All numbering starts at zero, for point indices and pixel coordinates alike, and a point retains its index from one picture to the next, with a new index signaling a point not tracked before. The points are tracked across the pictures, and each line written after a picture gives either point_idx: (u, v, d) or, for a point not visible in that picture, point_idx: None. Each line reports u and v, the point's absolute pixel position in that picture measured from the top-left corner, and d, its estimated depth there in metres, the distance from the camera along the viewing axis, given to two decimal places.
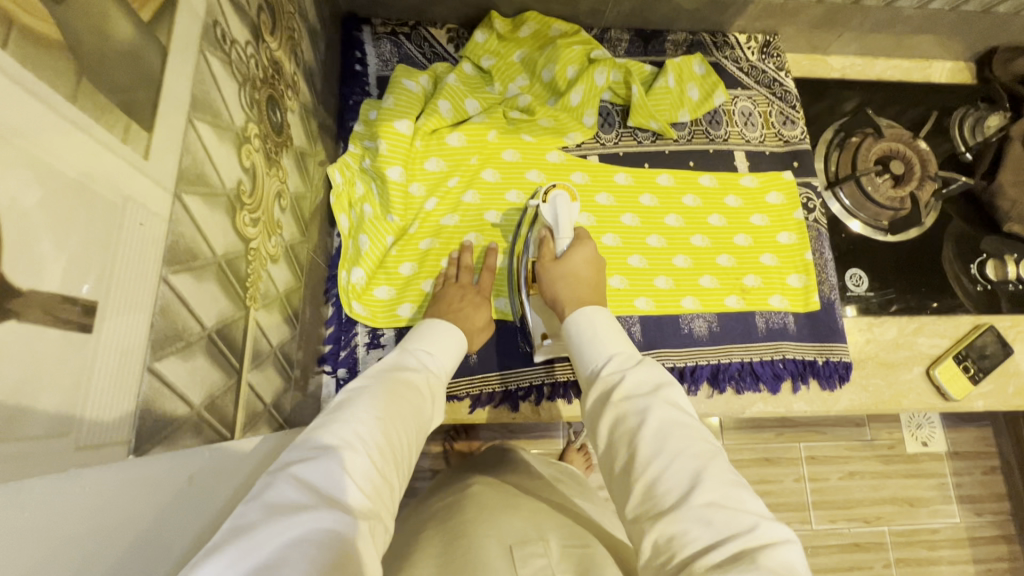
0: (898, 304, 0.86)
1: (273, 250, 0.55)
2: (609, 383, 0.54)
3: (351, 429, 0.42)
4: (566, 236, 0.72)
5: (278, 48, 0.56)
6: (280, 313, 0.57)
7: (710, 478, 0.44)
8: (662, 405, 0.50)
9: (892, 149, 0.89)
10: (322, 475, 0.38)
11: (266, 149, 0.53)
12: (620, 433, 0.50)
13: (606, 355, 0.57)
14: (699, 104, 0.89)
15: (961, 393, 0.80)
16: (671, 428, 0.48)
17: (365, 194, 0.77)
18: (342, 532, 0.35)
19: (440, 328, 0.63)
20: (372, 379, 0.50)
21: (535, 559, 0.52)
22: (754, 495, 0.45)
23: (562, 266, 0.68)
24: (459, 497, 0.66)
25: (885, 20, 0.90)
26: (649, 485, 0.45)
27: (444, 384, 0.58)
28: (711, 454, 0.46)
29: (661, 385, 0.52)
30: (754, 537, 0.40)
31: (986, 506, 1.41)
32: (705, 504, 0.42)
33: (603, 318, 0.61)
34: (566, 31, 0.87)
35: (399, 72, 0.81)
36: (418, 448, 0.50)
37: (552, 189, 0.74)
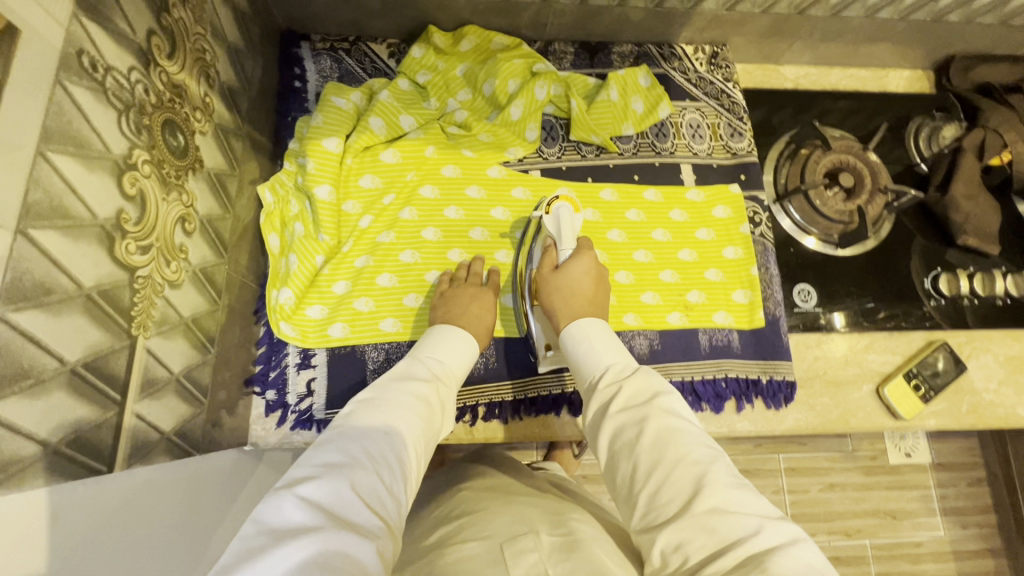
0: (885, 311, 0.84)
1: (174, 275, 0.54)
2: (606, 396, 0.54)
3: (358, 446, 0.46)
4: (569, 246, 0.73)
5: (180, 72, 0.55)
6: (185, 339, 0.56)
7: (712, 483, 0.44)
8: (658, 412, 0.50)
9: (842, 161, 0.89)
10: (328, 495, 0.41)
11: (162, 174, 0.52)
12: (622, 443, 0.50)
13: (603, 366, 0.57)
14: (644, 117, 0.87)
15: (910, 413, 0.78)
16: (672, 435, 0.48)
17: (299, 212, 0.76)
18: (349, 552, 0.38)
19: (455, 336, 0.64)
20: (379, 392, 0.53)
21: (526, 555, 0.49)
22: (760, 495, 0.45)
23: (560, 277, 0.68)
24: (438, 513, 0.64)
25: (835, 29, 0.88)
26: (651, 496, 0.46)
27: (453, 391, 0.59)
28: (712, 457, 0.47)
29: (656, 394, 0.52)
30: (761, 541, 0.41)
31: (972, 518, 1.38)
32: (710, 511, 0.43)
33: (599, 330, 0.61)
34: (507, 44, 0.86)
35: (330, 88, 0.80)
36: (427, 456, 0.52)
37: (553, 203, 0.75)
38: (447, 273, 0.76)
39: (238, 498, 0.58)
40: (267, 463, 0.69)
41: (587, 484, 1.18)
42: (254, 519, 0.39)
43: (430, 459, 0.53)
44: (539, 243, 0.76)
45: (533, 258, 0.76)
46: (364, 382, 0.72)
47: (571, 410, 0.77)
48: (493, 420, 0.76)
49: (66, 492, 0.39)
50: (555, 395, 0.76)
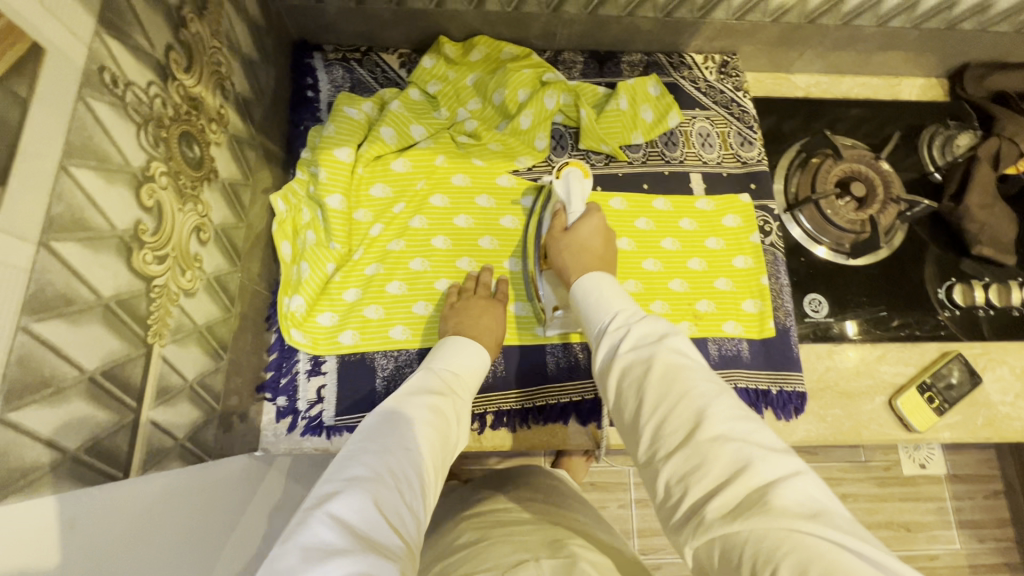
0: (898, 320, 0.84)
1: (189, 284, 0.55)
2: (613, 337, 0.53)
3: (381, 462, 0.46)
4: (578, 208, 0.73)
5: (197, 85, 0.56)
6: (199, 347, 0.57)
7: (716, 415, 0.43)
8: (665, 351, 0.49)
9: (854, 170, 0.87)
10: (356, 513, 0.41)
11: (178, 186, 0.53)
12: (628, 380, 0.49)
13: (611, 310, 0.57)
14: (653, 125, 0.87)
15: (924, 425, 0.77)
16: (678, 370, 0.47)
17: (311, 220, 0.77)
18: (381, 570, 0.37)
19: (467, 347, 0.65)
20: (401, 407, 0.53)
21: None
22: (766, 428, 0.43)
23: (570, 237, 0.69)
24: (442, 547, 0.64)
25: (846, 38, 0.88)
26: (655, 430, 0.45)
27: (467, 404, 0.60)
28: (720, 391, 0.45)
29: (664, 333, 0.51)
30: (765, 471, 0.39)
31: (989, 532, 1.35)
32: (713, 440, 0.41)
33: (608, 282, 0.61)
34: (517, 54, 0.86)
35: (342, 98, 0.81)
36: (442, 473, 0.52)
37: (564, 168, 0.75)
38: (456, 284, 0.77)
39: (250, 504, 0.59)
40: (275, 468, 0.70)
41: (596, 491, 1.17)
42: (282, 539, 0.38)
43: (445, 476, 0.53)
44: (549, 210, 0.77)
45: (544, 222, 0.77)
46: (374, 389, 0.73)
47: (579, 418, 0.77)
48: (501, 429, 0.76)
49: (79, 497, 0.40)
50: (563, 404, 0.76)
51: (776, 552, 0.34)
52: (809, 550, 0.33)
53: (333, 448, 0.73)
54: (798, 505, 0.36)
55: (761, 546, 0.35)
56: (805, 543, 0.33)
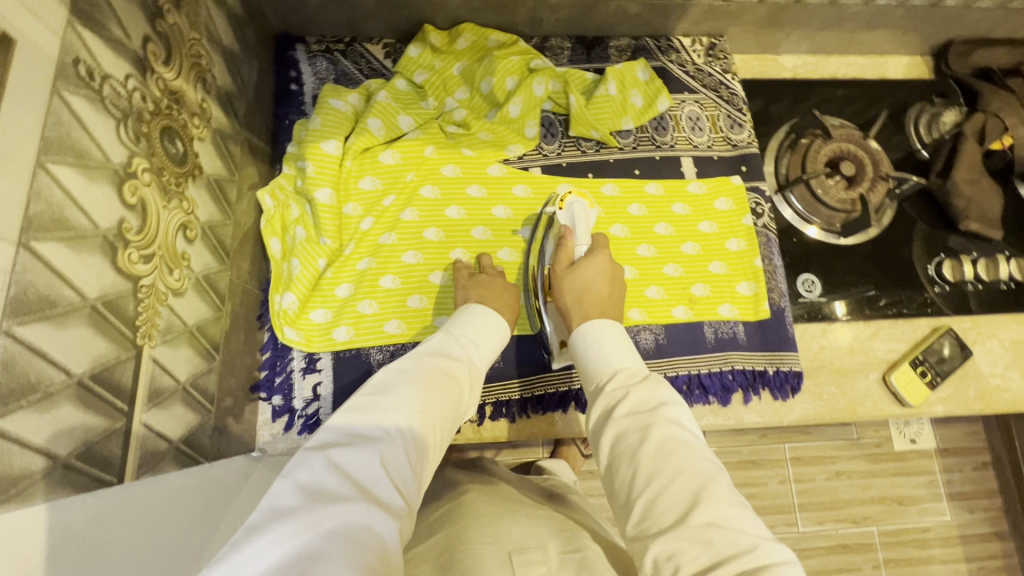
0: (887, 299, 0.84)
1: (178, 283, 0.54)
2: (612, 400, 0.56)
3: (392, 420, 0.48)
4: (584, 243, 0.73)
5: (177, 78, 0.54)
6: (190, 347, 0.56)
7: (711, 497, 0.46)
8: (664, 423, 0.51)
9: (842, 150, 0.88)
10: (359, 466, 0.43)
11: (162, 182, 0.51)
12: (623, 448, 0.52)
13: (611, 371, 0.59)
14: (643, 111, 0.86)
15: (917, 400, 0.78)
16: (674, 445, 0.50)
17: (299, 216, 0.76)
18: (376, 525, 0.40)
19: (487, 316, 0.66)
20: (419, 366, 0.54)
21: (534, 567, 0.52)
22: (755, 515, 0.47)
23: (575, 276, 0.69)
24: (441, 508, 0.68)
25: (832, 17, 0.87)
26: (649, 503, 0.47)
27: (482, 372, 0.61)
28: (715, 472, 0.49)
29: (663, 403, 0.53)
30: (753, 558, 0.42)
31: (978, 502, 1.38)
32: (705, 523, 0.45)
33: (611, 332, 0.62)
34: (504, 41, 0.85)
35: (327, 91, 0.79)
36: (450, 433, 0.54)
37: (568, 197, 0.75)
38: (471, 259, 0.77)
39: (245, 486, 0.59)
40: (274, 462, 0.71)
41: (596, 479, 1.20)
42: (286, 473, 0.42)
43: (453, 436, 0.55)
44: (552, 236, 0.76)
45: (547, 252, 0.75)
46: None
47: (579, 406, 0.76)
48: (500, 420, 0.76)
49: (68, 506, 0.38)
50: (561, 393, 0.76)
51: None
52: None
53: None
54: None
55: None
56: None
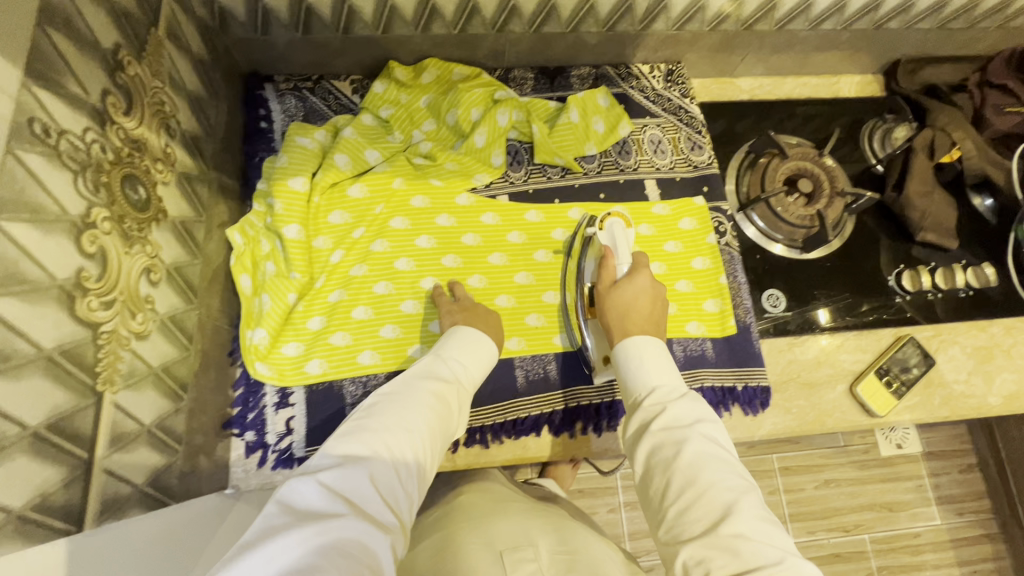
0: (868, 304, 0.87)
1: (141, 326, 0.55)
2: (648, 413, 0.58)
3: (380, 441, 0.53)
4: (626, 261, 0.75)
5: (139, 126, 0.56)
6: (157, 389, 0.57)
7: (741, 512, 0.50)
8: (699, 439, 0.54)
9: (800, 167, 0.89)
10: (348, 485, 0.49)
11: (123, 229, 0.52)
12: (658, 460, 0.55)
13: (650, 385, 0.60)
14: (606, 136, 0.89)
15: (884, 409, 0.79)
16: (707, 461, 0.53)
17: (270, 251, 0.77)
18: (363, 540, 0.45)
19: (476, 338, 0.70)
20: (407, 390, 0.60)
21: (524, 564, 0.57)
22: (784, 532, 0.51)
23: (618, 292, 0.70)
24: (442, 508, 0.74)
25: (783, 42, 0.91)
26: (682, 512, 0.51)
27: (470, 391, 0.66)
28: (745, 489, 0.52)
29: (697, 420, 0.57)
30: (778, 569, 0.46)
31: (967, 505, 1.39)
32: (734, 535, 0.48)
33: (652, 347, 0.63)
34: (468, 74, 0.88)
35: (294, 129, 0.81)
36: (441, 450, 0.59)
37: (608, 218, 0.78)
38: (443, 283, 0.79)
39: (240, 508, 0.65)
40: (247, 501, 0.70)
41: (586, 497, 1.22)
42: (283, 497, 0.47)
43: (443, 453, 0.59)
44: (591, 255, 0.79)
45: (586, 271, 0.78)
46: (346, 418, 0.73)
47: (552, 430, 0.77)
48: (474, 446, 0.76)
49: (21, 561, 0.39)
50: (534, 417, 0.77)
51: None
52: None
53: None
54: None
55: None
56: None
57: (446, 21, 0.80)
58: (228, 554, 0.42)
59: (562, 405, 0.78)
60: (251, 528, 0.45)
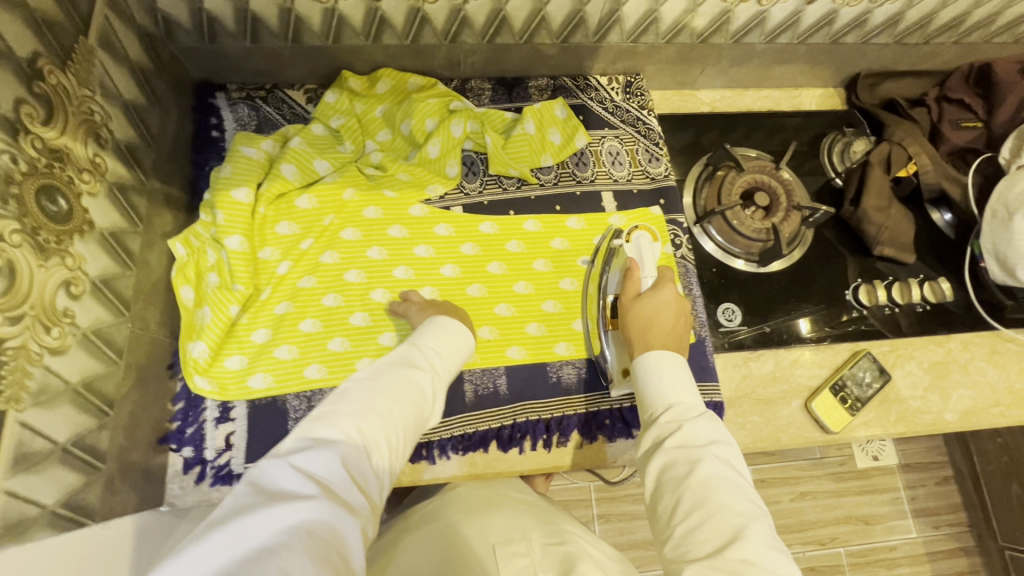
0: (847, 315, 0.87)
1: (57, 341, 0.53)
2: (664, 430, 0.58)
3: (352, 424, 0.54)
4: (650, 276, 0.76)
5: (61, 136, 0.55)
6: (74, 405, 0.56)
7: (751, 538, 0.49)
8: (713, 460, 0.54)
9: (756, 181, 0.89)
10: (320, 466, 0.49)
11: (38, 241, 0.51)
12: (669, 476, 0.54)
13: (667, 402, 0.60)
14: (563, 148, 0.88)
15: (839, 425, 0.78)
16: (720, 483, 0.53)
17: (215, 262, 0.75)
18: (332, 522, 0.45)
19: (453, 329, 0.70)
20: (381, 378, 0.60)
21: (516, 558, 0.54)
22: (792, 563, 0.49)
23: (642, 305, 0.71)
24: (434, 503, 0.72)
25: (740, 55, 0.91)
26: (690, 531, 0.51)
27: (444, 382, 0.66)
28: (755, 515, 0.52)
29: (713, 441, 0.56)
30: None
31: (943, 518, 1.38)
32: (741, 559, 0.47)
33: (672, 365, 0.63)
34: (423, 84, 0.87)
35: (239, 138, 0.80)
36: (411, 438, 0.59)
37: (635, 231, 0.81)
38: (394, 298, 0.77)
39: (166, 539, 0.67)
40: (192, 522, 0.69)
41: None
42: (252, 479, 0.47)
43: (414, 441, 0.60)
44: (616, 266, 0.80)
45: (612, 282, 0.80)
46: (286, 433, 0.71)
47: (501, 445, 0.76)
48: (420, 462, 0.74)
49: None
50: (481, 432, 0.75)
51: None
52: None
53: None
54: None
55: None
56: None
57: (397, 31, 0.79)
58: (193, 531, 0.42)
59: (511, 420, 0.76)
60: (219, 507, 0.44)
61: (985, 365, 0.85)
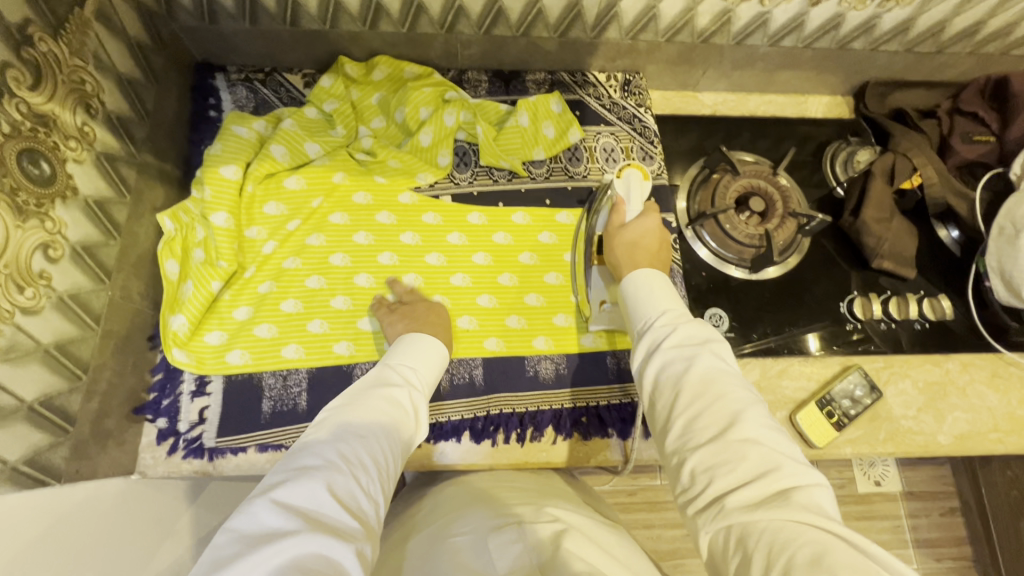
0: (857, 331, 0.84)
1: (31, 301, 0.55)
2: (659, 334, 0.56)
3: (334, 450, 0.50)
4: (637, 209, 0.77)
5: (48, 102, 0.57)
6: (45, 366, 0.57)
7: (750, 420, 0.48)
8: (709, 356, 0.52)
9: (752, 185, 0.86)
10: (304, 496, 0.45)
11: (15, 203, 0.52)
12: (667, 375, 0.53)
13: (659, 310, 0.59)
14: (556, 142, 0.87)
15: (823, 441, 0.75)
16: (718, 376, 0.51)
17: (202, 239, 0.76)
18: (328, 553, 0.42)
19: (424, 343, 0.69)
20: (357, 400, 0.57)
21: (510, 546, 0.52)
22: (790, 441, 0.48)
23: (626, 232, 0.71)
24: (432, 499, 0.70)
25: (743, 58, 0.89)
26: (688, 422, 0.49)
27: (423, 393, 0.64)
28: (753, 402, 0.50)
29: (707, 339, 0.54)
30: (782, 477, 0.44)
31: (946, 550, 1.33)
32: (743, 440, 0.46)
33: (658, 282, 0.62)
34: (420, 73, 0.87)
35: (233, 117, 0.81)
36: (401, 457, 0.56)
37: (627, 169, 0.82)
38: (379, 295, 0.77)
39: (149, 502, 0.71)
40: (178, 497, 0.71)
41: None
42: (231, 525, 0.43)
43: (404, 459, 0.56)
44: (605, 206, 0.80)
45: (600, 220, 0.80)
46: (260, 411, 0.71)
47: (472, 435, 0.75)
48: None
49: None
50: (454, 422, 0.75)
51: (792, 545, 0.38)
52: (821, 542, 0.38)
53: (213, 471, 0.71)
54: (816, 510, 0.41)
55: (777, 538, 0.39)
56: (819, 538, 0.38)
57: (393, 19, 0.80)
58: None
59: (484, 411, 0.76)
60: (198, 565, 0.41)
61: (985, 389, 0.82)
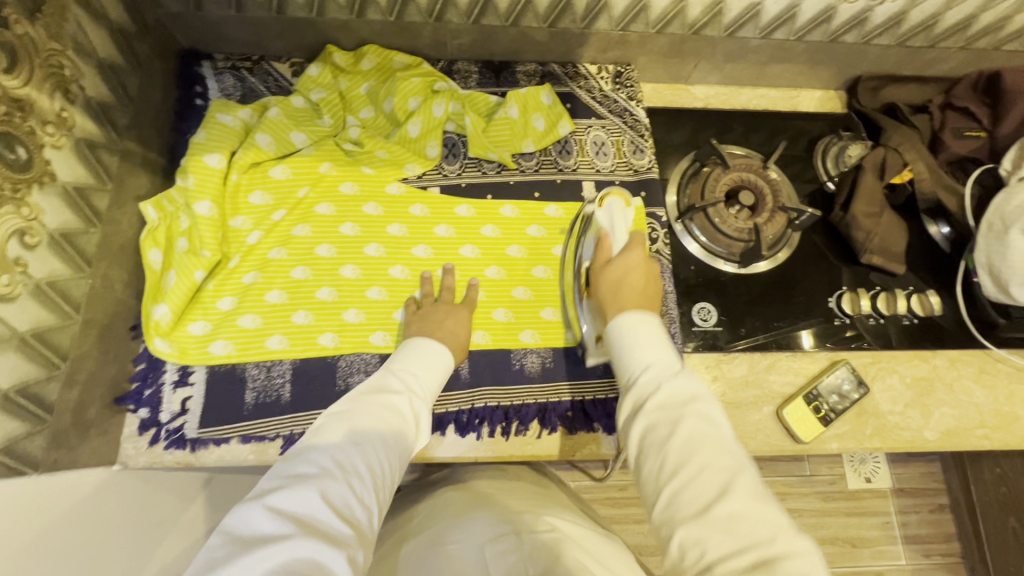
0: (849, 328, 0.84)
1: (6, 288, 0.54)
2: (643, 392, 0.55)
3: (330, 457, 0.49)
4: (621, 240, 0.73)
5: (24, 87, 0.56)
6: (20, 353, 0.56)
7: (736, 490, 0.46)
8: (695, 417, 0.51)
9: (742, 178, 0.86)
10: (298, 502, 0.45)
11: None
12: (652, 440, 0.51)
13: (644, 363, 0.57)
14: (545, 134, 0.87)
15: (810, 436, 0.75)
16: (703, 439, 0.50)
17: (186, 228, 0.75)
18: (319, 559, 0.41)
19: (428, 347, 0.67)
20: (358, 403, 0.56)
21: (505, 557, 0.51)
22: (779, 508, 0.46)
23: (611, 270, 0.69)
24: (429, 504, 0.70)
25: (735, 50, 0.88)
26: (674, 494, 0.48)
27: (428, 399, 0.62)
28: (740, 466, 0.48)
29: (694, 397, 0.53)
30: (772, 549, 0.42)
31: (935, 547, 1.33)
32: (729, 514, 0.45)
33: (648, 326, 0.60)
34: (408, 63, 0.86)
35: (218, 105, 0.80)
36: (402, 464, 0.55)
37: (607, 197, 0.77)
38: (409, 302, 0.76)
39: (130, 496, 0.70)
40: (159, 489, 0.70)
41: None
42: (225, 527, 0.43)
43: (405, 466, 0.55)
44: (589, 234, 0.78)
45: (585, 251, 0.77)
46: (243, 403, 0.71)
47: (457, 429, 0.74)
48: None
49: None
50: (438, 415, 0.74)
51: None
52: None
53: (195, 462, 0.70)
54: None
55: None
56: None
57: (380, 7, 0.79)
58: None
59: (469, 405, 0.75)
60: (191, 564, 0.41)
61: (972, 385, 0.82)
